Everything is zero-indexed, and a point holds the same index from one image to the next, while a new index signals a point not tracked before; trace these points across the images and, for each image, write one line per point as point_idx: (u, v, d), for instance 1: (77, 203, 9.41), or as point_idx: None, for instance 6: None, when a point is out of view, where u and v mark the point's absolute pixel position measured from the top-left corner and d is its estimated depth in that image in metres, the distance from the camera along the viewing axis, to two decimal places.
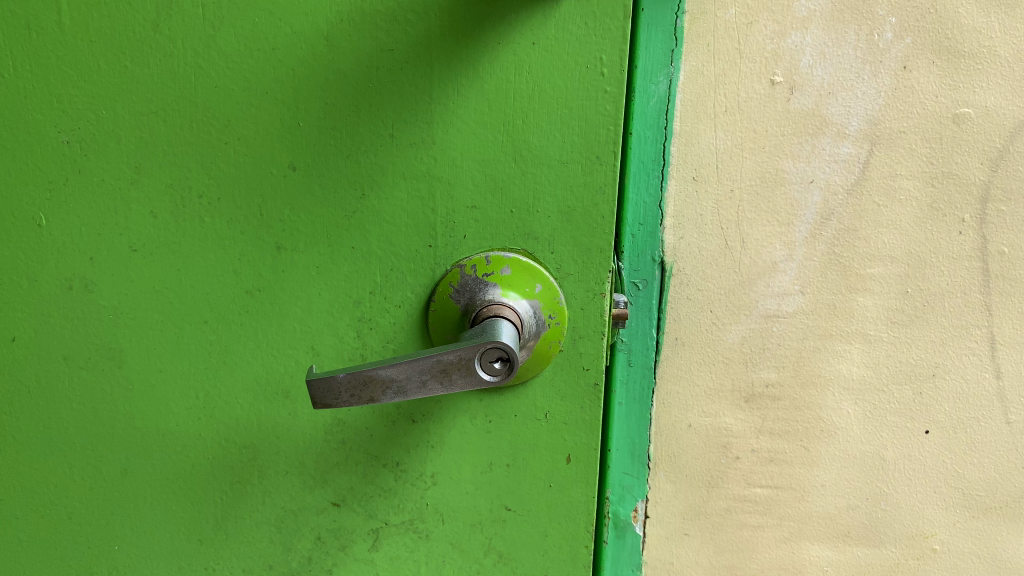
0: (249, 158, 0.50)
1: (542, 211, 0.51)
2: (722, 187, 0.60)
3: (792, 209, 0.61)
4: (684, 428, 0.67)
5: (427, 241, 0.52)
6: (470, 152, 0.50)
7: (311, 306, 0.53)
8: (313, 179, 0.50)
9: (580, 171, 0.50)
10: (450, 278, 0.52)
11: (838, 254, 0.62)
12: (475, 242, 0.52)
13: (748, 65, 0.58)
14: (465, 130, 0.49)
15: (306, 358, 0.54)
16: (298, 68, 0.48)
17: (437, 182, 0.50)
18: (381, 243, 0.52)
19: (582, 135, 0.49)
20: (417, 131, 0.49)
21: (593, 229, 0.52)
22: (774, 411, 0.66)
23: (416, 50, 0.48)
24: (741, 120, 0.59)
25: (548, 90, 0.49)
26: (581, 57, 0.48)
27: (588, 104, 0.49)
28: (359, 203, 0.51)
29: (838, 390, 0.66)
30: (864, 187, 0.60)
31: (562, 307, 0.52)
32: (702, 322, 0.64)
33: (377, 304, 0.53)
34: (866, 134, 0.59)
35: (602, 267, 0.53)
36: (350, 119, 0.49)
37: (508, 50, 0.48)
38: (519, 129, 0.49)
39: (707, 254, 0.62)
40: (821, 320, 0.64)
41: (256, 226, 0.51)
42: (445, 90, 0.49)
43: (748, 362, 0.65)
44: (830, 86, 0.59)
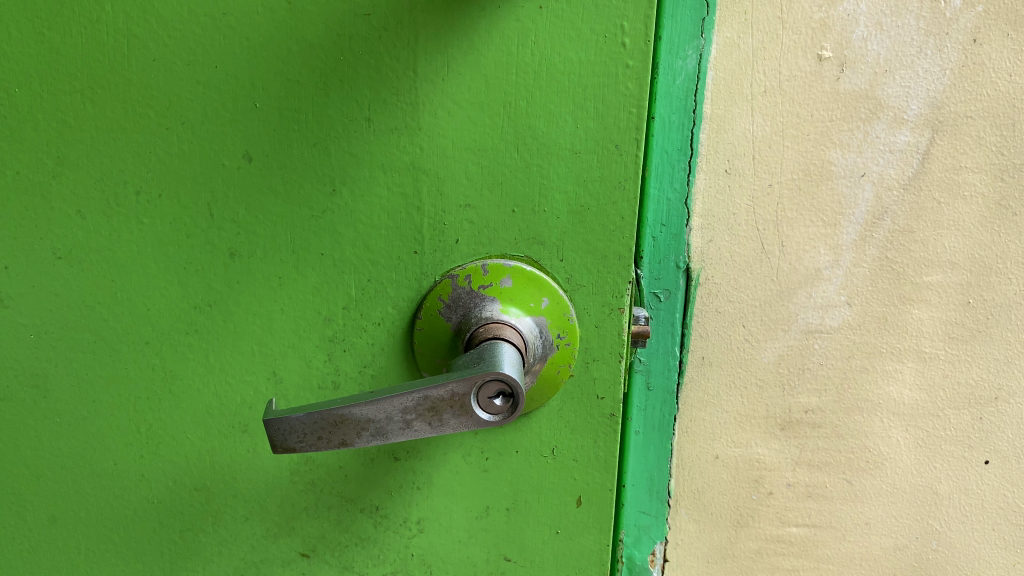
0: (195, 147, 0.41)
1: (551, 210, 0.42)
2: (760, 182, 0.52)
3: (839, 207, 0.52)
4: (710, 460, 0.58)
5: (412, 247, 0.43)
6: (463, 139, 0.41)
7: (273, 324, 0.44)
8: (275, 173, 0.42)
9: (597, 162, 0.41)
10: (441, 290, 0.43)
11: (891, 260, 0.54)
12: (469, 247, 0.43)
13: (791, 37, 0.49)
14: (458, 113, 0.40)
15: (268, 387, 0.45)
16: (254, 36, 0.39)
17: (423, 176, 0.42)
18: (355, 249, 0.43)
19: (601, 119, 0.41)
20: (399, 114, 0.40)
21: (612, 232, 0.43)
22: (812, 440, 0.58)
23: (398, 14, 0.39)
24: (782, 102, 0.50)
25: (558, 64, 0.40)
26: (598, 23, 0.39)
27: (607, 81, 0.40)
28: (330, 202, 0.42)
29: (886, 416, 0.57)
30: (922, 182, 0.52)
31: (573, 326, 0.44)
32: (732, 338, 0.55)
33: (353, 322, 0.44)
34: (927, 119, 0.51)
35: (621, 279, 0.44)
36: (319, 100, 0.40)
37: (510, 13, 0.39)
38: (523, 111, 0.41)
39: (740, 259, 0.53)
40: (870, 336, 0.55)
41: (205, 229, 0.43)
42: (432, 63, 0.40)
43: (785, 385, 0.56)
44: (887, 63, 0.50)
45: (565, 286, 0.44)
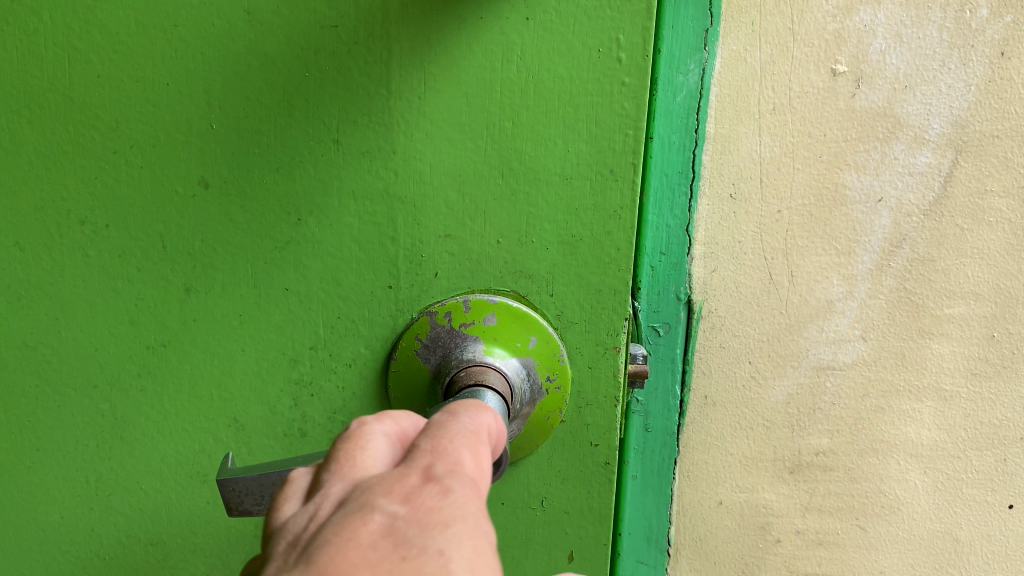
0: (146, 172, 0.37)
1: (539, 240, 0.38)
2: (767, 207, 0.45)
3: (853, 234, 0.45)
4: (713, 507, 0.50)
5: (387, 281, 0.38)
6: (442, 163, 0.36)
7: (233, 365, 0.40)
8: (233, 201, 0.37)
9: (590, 189, 0.36)
10: (419, 328, 0.39)
11: (909, 291, 0.46)
12: (448, 282, 0.39)
13: (802, 50, 0.43)
14: (436, 135, 0.36)
15: (230, 434, 0.41)
16: (210, 52, 0.35)
17: (398, 205, 0.37)
18: (323, 284, 0.38)
19: (594, 142, 0.36)
20: (371, 136, 0.36)
21: (607, 264, 0.38)
22: (824, 484, 0.50)
23: (370, 26, 0.34)
24: (792, 120, 0.44)
25: (547, 81, 0.35)
26: (591, 36, 0.34)
27: (601, 100, 0.35)
28: (295, 232, 0.37)
29: (902, 457, 0.49)
30: (944, 207, 0.45)
31: (565, 368, 0.40)
32: (737, 377, 0.48)
33: (321, 363, 0.40)
34: (950, 139, 0.44)
35: (617, 317, 0.39)
36: (283, 120, 0.36)
37: (493, 25, 0.34)
38: (509, 133, 0.36)
39: (746, 291, 0.46)
40: (886, 372, 0.48)
41: (157, 262, 0.38)
42: (408, 80, 0.35)
43: (796, 426, 0.48)
44: (907, 78, 0.43)
45: (555, 323, 0.39)
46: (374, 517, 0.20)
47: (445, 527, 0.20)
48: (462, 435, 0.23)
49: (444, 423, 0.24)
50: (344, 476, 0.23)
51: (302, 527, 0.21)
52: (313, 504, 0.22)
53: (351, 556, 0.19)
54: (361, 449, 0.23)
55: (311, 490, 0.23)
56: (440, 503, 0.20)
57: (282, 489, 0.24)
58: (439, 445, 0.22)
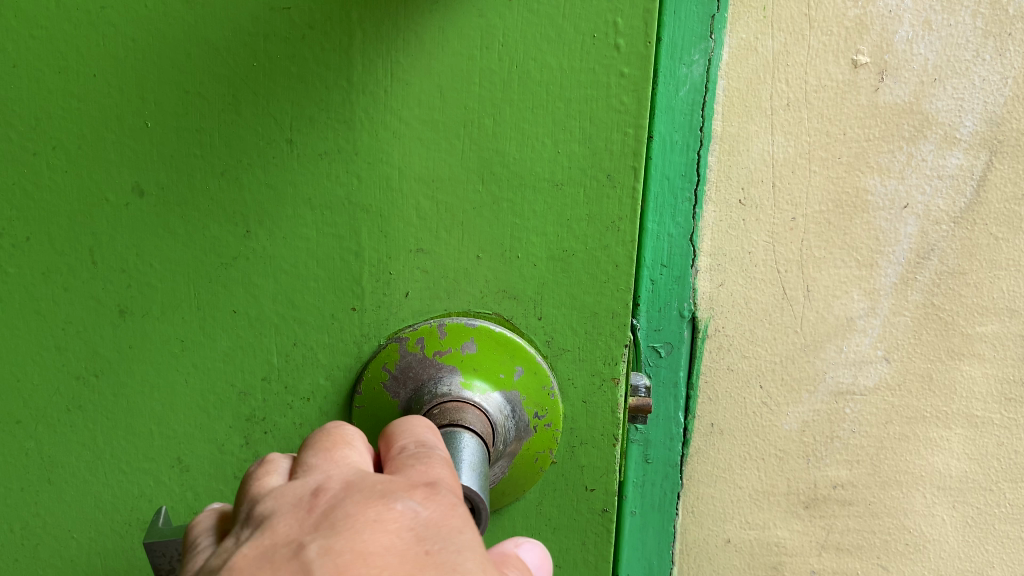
0: (72, 176, 0.32)
1: (524, 256, 0.32)
2: (780, 214, 0.40)
3: (876, 244, 0.41)
4: (720, 544, 0.46)
5: (350, 302, 0.33)
6: (413, 167, 0.31)
7: (177, 398, 0.35)
8: (173, 211, 0.32)
9: (582, 198, 0.31)
10: (387, 357, 0.33)
11: (937, 306, 0.42)
12: (421, 302, 0.33)
13: (821, 39, 0.38)
14: (407, 134, 0.31)
15: (174, 477, 0.36)
16: (142, 37, 0.30)
17: (362, 215, 0.32)
18: (279, 306, 0.33)
19: (588, 142, 0.30)
20: (330, 135, 0.31)
21: (604, 283, 0.32)
22: (842, 520, 0.45)
23: (328, 9, 0.29)
24: (809, 117, 0.39)
25: (532, 72, 0.30)
26: (585, 19, 0.29)
27: (595, 94, 0.30)
28: (244, 247, 0.32)
29: (929, 490, 0.44)
30: (977, 215, 0.41)
31: (556, 404, 0.34)
32: (746, 403, 0.43)
33: (275, 397, 0.35)
34: (984, 139, 0.40)
35: (614, 344, 0.33)
36: (229, 118, 0.31)
37: (470, 6, 0.29)
38: (489, 132, 0.30)
39: (757, 308, 0.41)
40: (912, 399, 0.43)
41: (87, 280, 0.33)
42: (372, 71, 0.30)
43: (811, 456, 0.44)
44: (937, 70, 0.39)
45: (543, 351, 0.34)
46: (393, 506, 0.19)
47: (462, 533, 0.19)
48: (442, 453, 0.23)
49: (425, 439, 0.23)
50: (334, 464, 0.21)
51: (305, 498, 0.20)
52: (307, 482, 0.21)
53: (376, 541, 0.18)
54: (341, 442, 0.23)
55: (294, 472, 0.22)
56: (451, 512, 0.20)
57: (254, 468, 0.23)
58: (429, 460, 0.22)
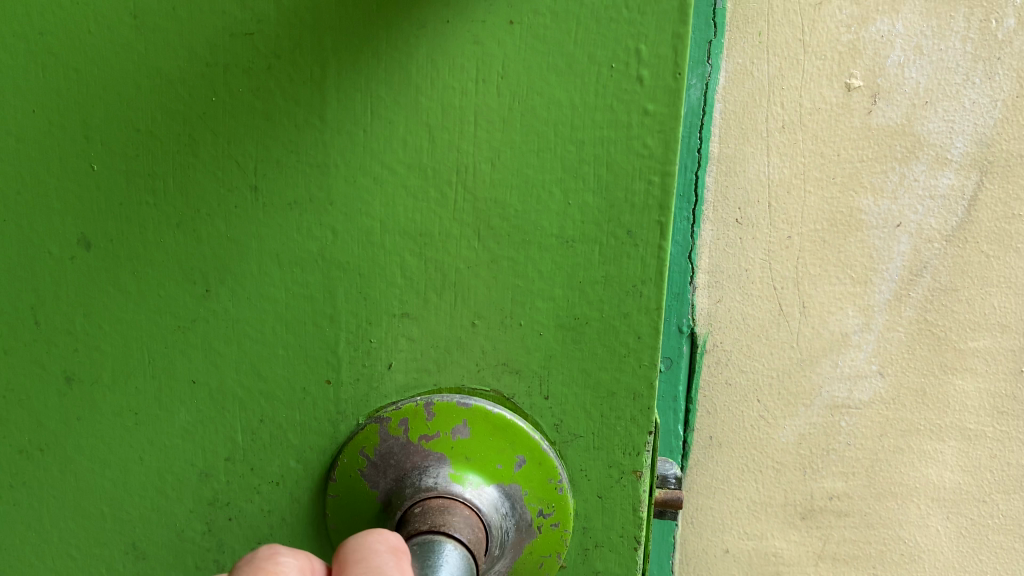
0: (21, 230, 0.31)
1: (529, 325, 0.30)
2: (776, 233, 0.41)
3: (870, 262, 0.42)
4: (719, 554, 0.47)
5: (326, 374, 0.32)
6: (396, 219, 0.30)
7: (128, 476, 0.33)
8: (123, 265, 0.31)
9: (598, 256, 0.29)
10: (366, 440, 0.32)
11: (930, 322, 0.43)
12: (407, 374, 0.32)
13: (815, 64, 0.39)
14: (390, 180, 0.29)
15: (143, 539, 0.34)
16: (106, 78, 0.29)
17: (336, 272, 0.30)
18: (243, 378, 0.32)
19: (604, 193, 0.28)
20: (299, 180, 0.29)
21: (624, 358, 0.30)
22: (839, 531, 0.46)
23: (296, 36, 0.28)
24: (804, 139, 0.40)
25: (537, 108, 0.28)
26: (603, 47, 0.27)
27: (613, 134, 0.28)
28: (202, 308, 0.31)
29: (923, 502, 0.45)
30: (968, 233, 0.42)
31: (564, 499, 0.32)
32: (744, 416, 0.44)
33: (240, 480, 0.33)
34: (975, 160, 0.41)
35: (637, 432, 0.31)
36: (185, 159, 0.30)
37: (465, 31, 0.27)
38: (484, 181, 0.29)
39: (754, 323, 0.43)
40: (906, 412, 0.44)
41: (33, 342, 0.33)
42: (349, 105, 0.28)
43: (808, 468, 0.45)
44: (928, 94, 0.40)
45: (551, 438, 0.32)
46: None
47: None
48: None
49: None
50: None
51: None
52: None
53: None
54: None
55: None
56: None
57: None
58: None
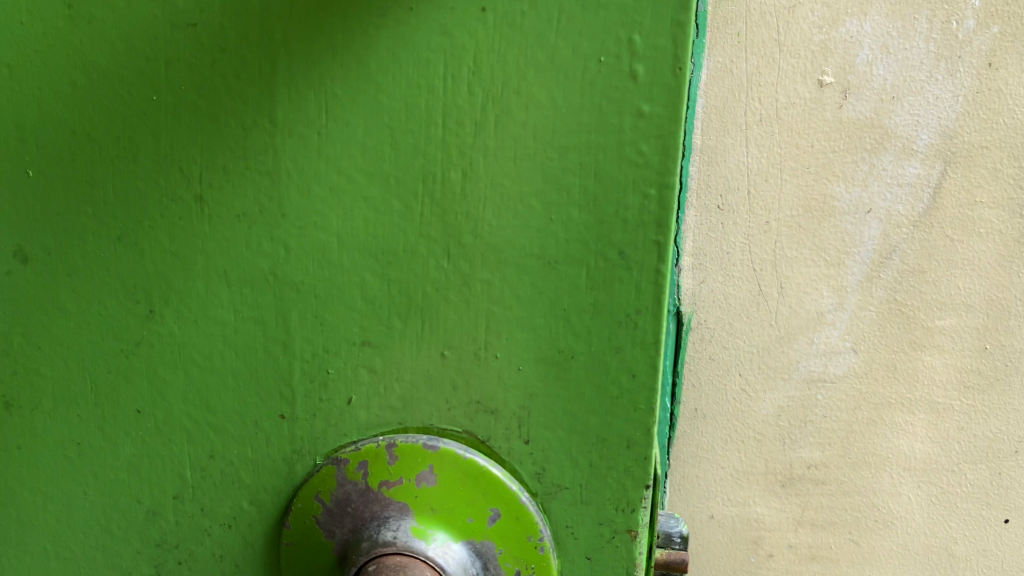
0: None
1: (511, 359, 0.26)
2: (755, 219, 0.45)
3: (843, 246, 0.45)
4: (705, 520, 0.50)
5: (278, 407, 0.28)
6: (354, 232, 0.26)
7: (71, 515, 0.30)
8: (61, 283, 0.28)
9: (588, 282, 0.25)
10: (322, 483, 0.28)
11: (900, 302, 0.46)
12: (377, 407, 0.28)
13: (790, 62, 0.43)
14: (348, 191, 0.25)
15: None
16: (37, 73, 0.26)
17: (291, 294, 0.27)
18: (192, 409, 0.29)
19: (592, 208, 0.24)
20: (249, 190, 0.26)
21: (616, 401, 0.26)
22: (817, 498, 0.49)
23: (241, 25, 0.25)
24: (780, 131, 0.43)
25: (514, 108, 0.24)
26: (588, 37, 0.23)
27: (601, 140, 0.23)
28: (146, 330, 0.28)
29: (895, 471, 0.49)
30: (934, 219, 0.45)
31: (547, 560, 0.28)
32: (727, 389, 0.47)
33: (189, 520, 0.30)
34: (939, 151, 0.44)
35: (631, 487, 0.27)
36: (123, 165, 0.26)
37: (428, 18, 0.23)
38: (455, 190, 0.25)
39: (735, 302, 0.46)
40: (878, 386, 0.47)
41: None
42: (300, 105, 0.25)
43: (787, 439, 0.48)
44: (894, 89, 0.43)
45: (532, 489, 0.27)
46: None
47: None
48: None
49: None
50: None
51: None
52: None
53: None
54: None
55: None
56: None
57: None
58: None
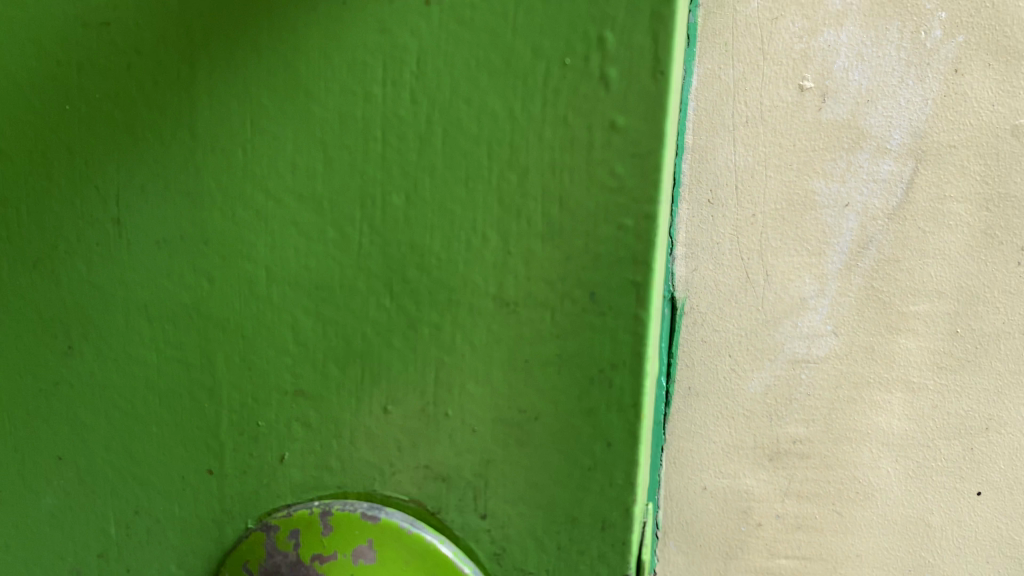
0: None
1: (461, 419, 0.31)
2: (742, 212, 0.49)
3: (824, 237, 0.49)
4: (698, 492, 0.54)
5: (208, 464, 0.34)
6: (286, 269, 0.30)
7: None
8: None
9: (553, 314, 0.28)
10: (251, 553, 0.34)
11: (877, 289, 0.50)
12: (306, 465, 0.33)
13: (772, 68, 0.47)
14: (276, 212, 0.30)
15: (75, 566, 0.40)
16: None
17: (211, 325, 0.32)
18: (116, 456, 0.35)
19: (551, 223, 0.27)
20: (172, 232, 0.31)
21: (592, 474, 0.30)
22: (802, 471, 0.53)
23: (165, 41, 0.29)
24: (764, 132, 0.48)
25: (461, 116, 0.27)
26: (551, 37, 0.26)
27: (570, 153, 0.27)
28: (66, 363, 0.34)
29: (875, 446, 0.53)
30: (907, 212, 0.49)
31: None
32: (718, 369, 0.52)
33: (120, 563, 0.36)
34: (911, 149, 0.48)
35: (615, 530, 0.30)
36: (42, 186, 0.32)
37: (370, 21, 0.27)
38: (395, 217, 0.29)
39: (724, 288, 0.50)
40: (857, 366, 0.51)
41: None
42: (229, 122, 0.29)
43: (773, 416, 0.52)
44: (869, 93, 0.47)
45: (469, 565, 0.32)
46: None
47: None
48: None
49: None
50: None
51: None
52: None
53: None
54: None
55: None
56: None
57: None
58: None
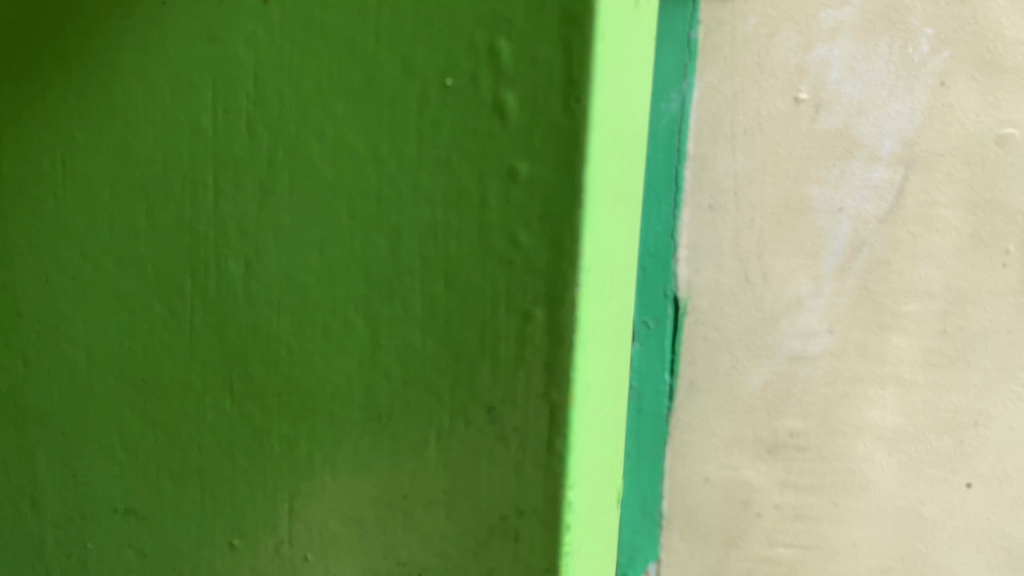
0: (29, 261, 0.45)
1: (404, 373, 0.38)
2: (741, 216, 0.52)
3: (819, 240, 0.52)
4: (700, 482, 0.56)
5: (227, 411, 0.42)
6: (279, 277, 0.40)
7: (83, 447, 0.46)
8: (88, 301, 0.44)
9: (488, 264, 0.36)
10: None
11: (870, 289, 0.53)
12: (289, 407, 0.41)
13: (769, 81, 0.50)
14: (282, 205, 0.39)
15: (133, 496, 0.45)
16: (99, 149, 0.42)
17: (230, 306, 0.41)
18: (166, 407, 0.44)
19: (455, 187, 0.36)
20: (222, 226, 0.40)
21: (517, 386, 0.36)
22: (799, 463, 0.56)
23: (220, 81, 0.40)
24: (762, 141, 0.51)
25: (376, 114, 0.37)
26: (449, 51, 0.35)
27: (478, 136, 0.35)
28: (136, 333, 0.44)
29: (869, 439, 0.55)
30: (898, 217, 0.52)
31: None
32: (719, 365, 0.54)
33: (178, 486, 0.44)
34: (901, 157, 0.51)
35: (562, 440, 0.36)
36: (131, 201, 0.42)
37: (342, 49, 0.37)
38: (369, 206, 0.37)
39: (725, 288, 0.53)
40: (852, 362, 0.54)
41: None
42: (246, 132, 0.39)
43: (772, 410, 0.55)
44: (860, 104, 0.50)
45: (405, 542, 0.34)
46: None
47: None
48: None
49: None
50: None
51: None
52: None
53: None
54: None
55: None
56: None
57: None
58: None
